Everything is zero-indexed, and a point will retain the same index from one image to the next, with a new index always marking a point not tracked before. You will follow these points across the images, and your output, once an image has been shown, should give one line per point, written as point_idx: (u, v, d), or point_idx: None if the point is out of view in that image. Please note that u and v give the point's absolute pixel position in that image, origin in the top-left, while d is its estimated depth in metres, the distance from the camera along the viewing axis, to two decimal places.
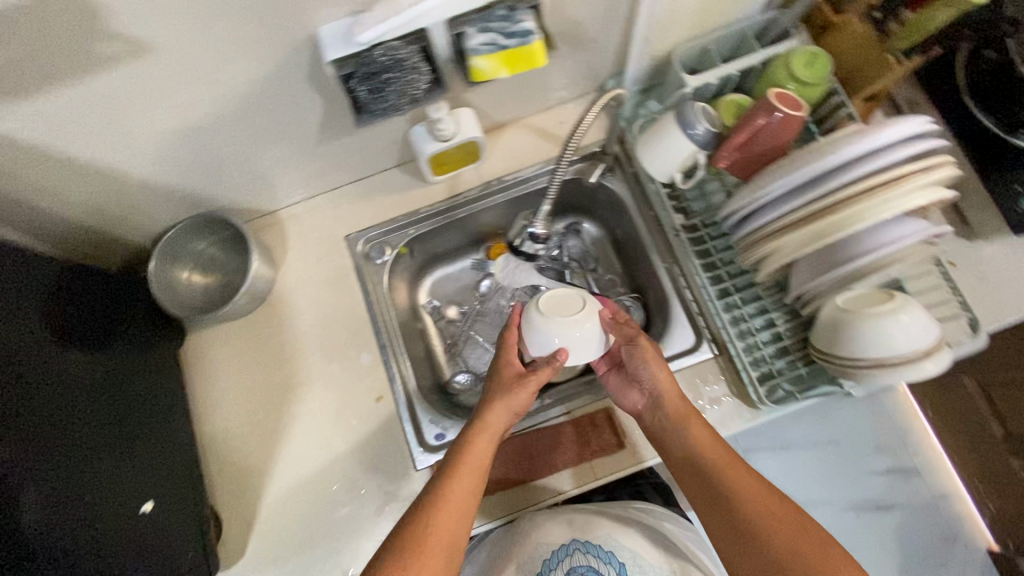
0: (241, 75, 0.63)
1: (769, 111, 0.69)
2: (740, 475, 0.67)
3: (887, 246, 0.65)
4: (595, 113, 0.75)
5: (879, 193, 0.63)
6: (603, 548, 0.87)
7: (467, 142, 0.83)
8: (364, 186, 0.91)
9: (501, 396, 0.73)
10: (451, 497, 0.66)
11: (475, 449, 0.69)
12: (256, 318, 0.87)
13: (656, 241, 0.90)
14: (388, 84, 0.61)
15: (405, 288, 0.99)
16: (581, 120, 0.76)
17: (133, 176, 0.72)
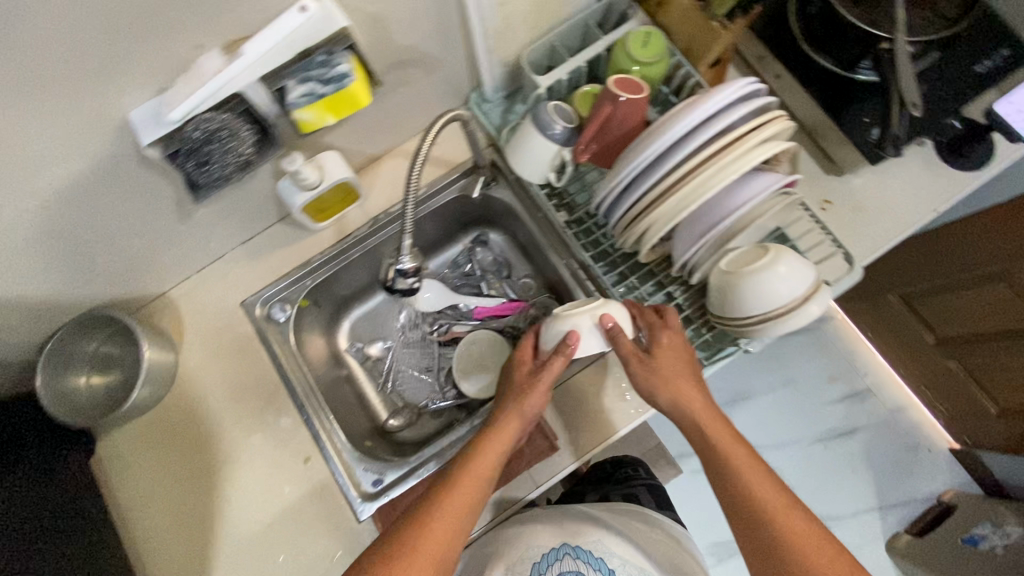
0: (66, 177, 0.60)
1: (612, 98, 0.70)
2: (757, 476, 0.67)
3: (744, 204, 0.67)
4: (429, 140, 0.66)
5: (719, 158, 0.65)
6: (591, 553, 0.87)
7: (339, 184, 0.82)
8: (251, 248, 0.89)
9: (516, 398, 0.75)
10: (443, 513, 0.67)
11: (479, 458, 0.71)
12: (166, 408, 0.84)
13: (551, 240, 0.91)
14: (213, 154, 0.60)
15: (321, 339, 0.97)
16: (416, 152, 0.66)
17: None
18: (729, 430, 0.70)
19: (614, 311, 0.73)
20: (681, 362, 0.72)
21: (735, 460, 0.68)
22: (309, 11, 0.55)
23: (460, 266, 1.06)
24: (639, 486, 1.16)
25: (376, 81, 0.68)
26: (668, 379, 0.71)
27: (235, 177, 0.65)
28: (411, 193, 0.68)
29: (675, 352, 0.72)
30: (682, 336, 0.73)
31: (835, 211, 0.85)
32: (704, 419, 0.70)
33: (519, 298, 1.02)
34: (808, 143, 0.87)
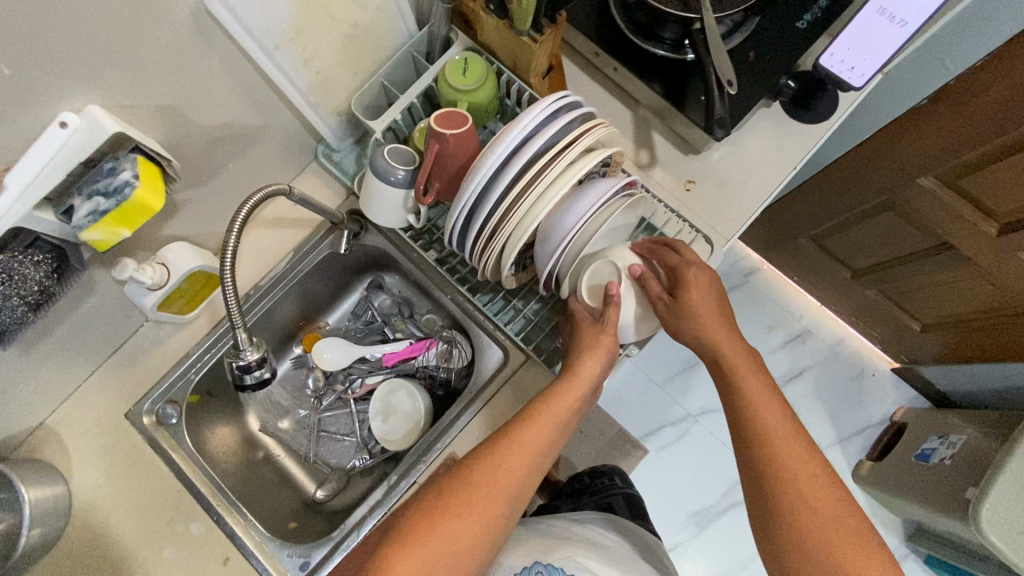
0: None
1: (437, 136, 0.68)
2: (792, 453, 0.63)
3: (585, 212, 0.66)
4: (240, 228, 0.61)
5: (548, 170, 0.64)
6: (563, 569, 0.81)
7: (194, 274, 0.79)
8: (126, 355, 0.85)
9: (586, 342, 0.68)
10: (522, 444, 0.65)
11: (565, 391, 0.67)
12: (66, 546, 0.79)
13: (433, 277, 0.89)
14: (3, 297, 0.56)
15: (226, 426, 0.94)
16: (227, 245, 0.61)
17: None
18: (771, 408, 0.65)
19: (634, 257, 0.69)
20: (715, 317, 0.69)
21: (775, 439, 0.63)
22: (72, 126, 0.52)
23: (360, 316, 1.03)
24: (616, 496, 1.15)
25: (176, 175, 0.65)
26: (705, 328, 0.68)
27: (32, 318, 0.60)
28: (233, 296, 0.63)
29: (707, 296, 0.68)
30: (711, 275, 0.70)
31: (700, 189, 0.84)
32: (750, 392, 0.66)
33: (425, 336, 0.99)
34: (661, 127, 0.87)
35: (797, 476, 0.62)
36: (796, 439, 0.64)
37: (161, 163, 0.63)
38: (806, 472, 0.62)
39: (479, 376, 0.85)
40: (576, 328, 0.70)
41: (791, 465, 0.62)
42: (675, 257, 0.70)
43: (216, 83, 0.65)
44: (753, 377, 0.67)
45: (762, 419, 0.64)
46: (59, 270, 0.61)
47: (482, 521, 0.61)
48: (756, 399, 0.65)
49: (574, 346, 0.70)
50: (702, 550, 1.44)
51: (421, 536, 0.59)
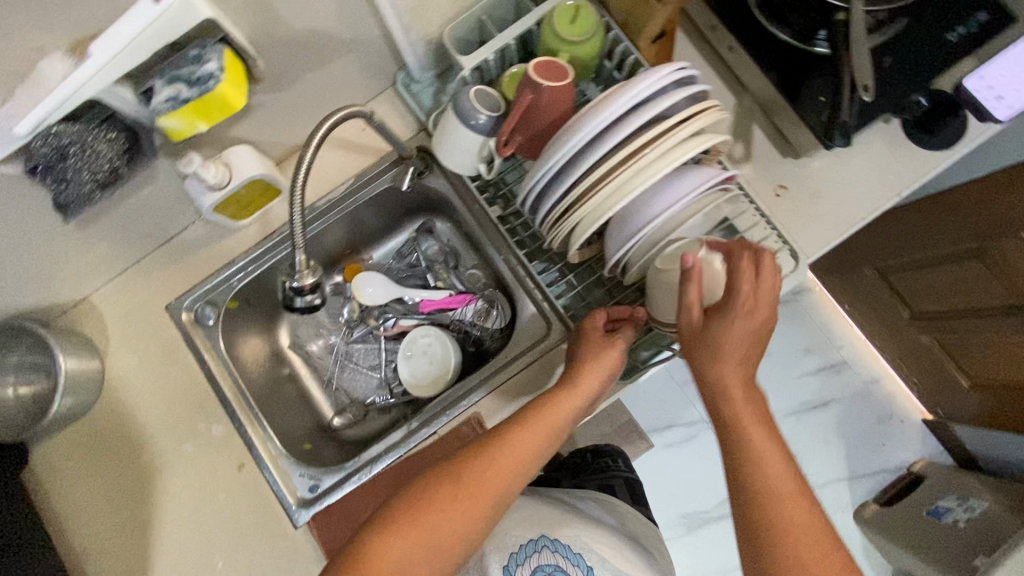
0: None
1: (533, 86, 0.63)
2: (798, 521, 0.56)
3: (677, 202, 0.62)
4: (314, 148, 0.59)
5: (652, 145, 0.60)
6: (569, 547, 0.80)
7: (255, 180, 0.77)
8: (174, 248, 0.85)
9: (598, 354, 0.67)
10: (508, 451, 0.63)
11: (560, 401, 0.66)
12: (98, 416, 0.82)
13: (490, 233, 0.85)
14: (75, 168, 0.55)
15: (258, 338, 0.95)
16: (302, 161, 0.59)
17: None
18: (778, 467, 0.57)
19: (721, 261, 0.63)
20: (741, 355, 0.59)
21: (778, 505, 0.56)
22: (164, 4, 0.47)
23: (405, 257, 1.01)
24: (617, 479, 1.13)
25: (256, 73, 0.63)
26: (717, 374, 0.59)
27: (100, 194, 0.61)
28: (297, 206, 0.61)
29: (744, 332, 0.58)
30: (772, 316, 0.59)
31: (791, 197, 0.78)
32: (754, 450, 0.58)
33: (465, 291, 0.97)
34: (764, 122, 0.80)
35: (803, 547, 0.55)
36: (801, 498, 0.57)
37: (243, 61, 0.60)
38: (809, 544, 0.55)
39: (519, 345, 0.82)
40: (582, 339, 0.69)
41: (791, 528, 0.55)
42: (749, 270, 0.59)
43: None
44: (759, 425, 0.59)
45: (774, 491, 0.57)
46: (132, 151, 0.61)
47: (460, 524, 0.59)
48: (758, 453, 0.58)
49: (578, 359, 0.68)
50: (687, 550, 1.44)
51: (405, 528, 0.57)
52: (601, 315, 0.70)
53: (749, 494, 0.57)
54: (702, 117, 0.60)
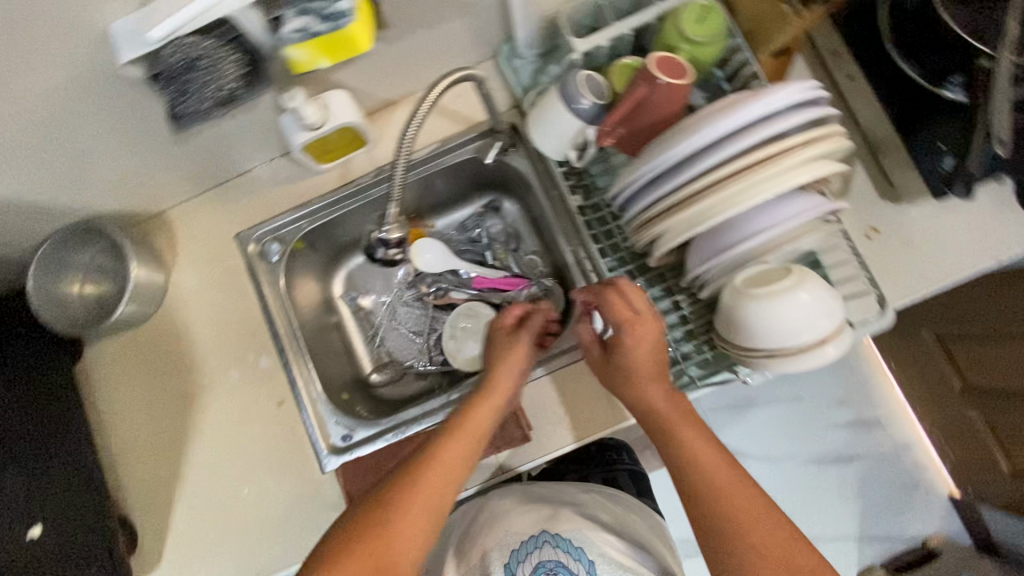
0: (36, 84, 0.56)
1: (649, 80, 0.62)
2: (742, 506, 0.57)
3: (775, 224, 0.60)
4: (430, 103, 0.64)
5: (762, 163, 0.57)
6: (569, 542, 0.77)
7: (346, 127, 0.77)
8: (253, 179, 0.86)
9: (503, 356, 0.73)
10: (441, 460, 0.61)
11: (481, 406, 0.67)
12: (153, 326, 0.84)
13: (562, 221, 0.83)
14: (194, 83, 0.55)
15: (314, 282, 0.96)
16: (417, 112, 0.65)
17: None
18: (713, 459, 0.59)
19: (805, 297, 0.62)
20: (652, 370, 0.64)
21: (722, 496, 0.57)
22: None
23: (468, 230, 1.01)
24: (622, 471, 1.09)
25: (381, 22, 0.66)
26: (636, 393, 0.64)
27: (215, 113, 0.60)
28: (402, 157, 0.70)
29: (641, 351, 0.64)
30: (654, 326, 0.64)
31: (883, 242, 0.75)
32: (688, 453, 0.60)
33: (522, 275, 0.96)
34: (869, 160, 0.77)
35: (751, 531, 0.55)
36: (743, 482, 0.58)
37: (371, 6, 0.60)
38: (757, 525, 0.56)
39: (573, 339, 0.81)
40: (495, 341, 0.77)
41: (738, 515, 0.56)
42: (617, 300, 0.64)
43: None
44: (690, 427, 0.61)
45: (716, 485, 0.58)
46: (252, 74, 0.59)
47: (399, 550, 0.56)
48: (693, 448, 0.60)
49: (493, 361, 0.73)
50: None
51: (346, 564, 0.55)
52: (512, 315, 0.79)
53: (693, 495, 0.58)
54: (824, 143, 0.57)
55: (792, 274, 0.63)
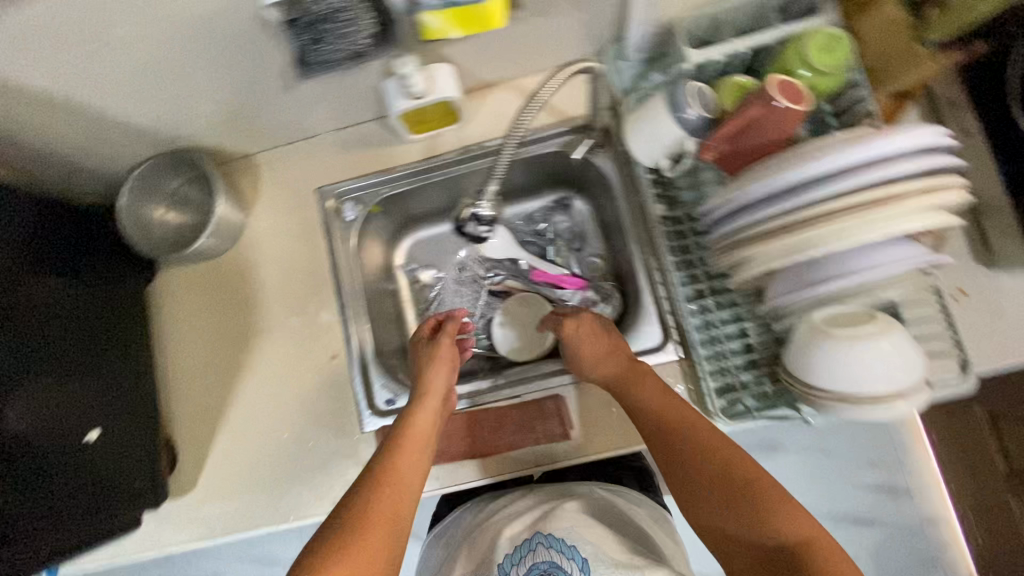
0: (176, 14, 0.59)
1: (766, 101, 0.61)
2: (679, 418, 0.64)
3: (872, 270, 0.58)
4: (557, 81, 0.70)
5: (855, 216, 0.55)
6: (563, 540, 0.69)
7: (444, 101, 0.78)
8: (343, 137, 0.88)
9: (429, 360, 0.77)
10: (393, 472, 0.63)
11: (419, 416, 0.70)
12: (225, 262, 0.87)
13: (637, 229, 0.82)
14: (328, 34, 0.63)
15: (380, 247, 0.97)
16: (539, 92, 0.70)
17: (74, 105, 0.68)
18: (655, 394, 0.68)
19: (886, 347, 0.60)
20: (602, 352, 0.74)
21: (666, 421, 0.65)
22: None
23: (535, 223, 1.01)
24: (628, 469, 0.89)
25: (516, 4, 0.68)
26: (596, 367, 0.74)
27: (344, 62, 0.68)
28: (512, 139, 0.75)
29: (591, 338, 0.75)
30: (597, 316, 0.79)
31: (970, 306, 0.72)
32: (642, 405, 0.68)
33: (582, 275, 0.96)
34: (971, 219, 0.74)
35: (694, 440, 0.62)
36: (682, 408, 0.66)
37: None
38: (698, 438, 0.62)
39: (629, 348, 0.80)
40: (416, 350, 0.80)
41: (680, 429, 0.63)
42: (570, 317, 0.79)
43: None
44: (641, 377, 0.70)
45: (663, 412, 0.66)
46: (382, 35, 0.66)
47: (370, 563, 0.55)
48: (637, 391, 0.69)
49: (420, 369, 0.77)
50: None
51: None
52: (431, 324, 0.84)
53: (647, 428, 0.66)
54: (944, 194, 0.54)
55: (877, 321, 0.62)
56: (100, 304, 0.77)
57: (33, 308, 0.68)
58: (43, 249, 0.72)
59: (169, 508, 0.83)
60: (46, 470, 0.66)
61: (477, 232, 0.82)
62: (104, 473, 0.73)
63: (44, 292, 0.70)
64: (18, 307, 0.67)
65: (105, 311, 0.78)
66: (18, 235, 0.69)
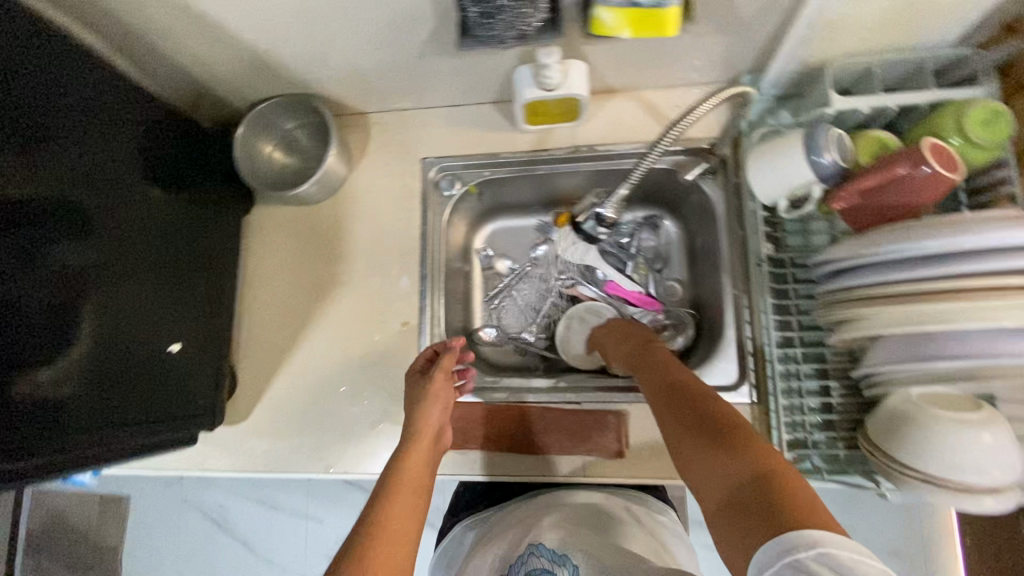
0: None
1: (915, 164, 0.60)
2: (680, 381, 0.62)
3: (973, 358, 0.57)
4: (716, 102, 0.66)
5: (924, 298, 0.57)
6: (557, 550, 0.65)
7: (570, 99, 0.78)
8: (457, 113, 0.90)
9: (422, 397, 0.73)
10: (393, 516, 0.57)
11: (411, 458, 0.66)
12: (321, 210, 0.90)
13: (733, 264, 0.81)
14: (500, 12, 0.64)
15: (464, 227, 0.98)
16: (695, 109, 0.67)
17: (228, 34, 0.71)
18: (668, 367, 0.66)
19: (987, 440, 0.57)
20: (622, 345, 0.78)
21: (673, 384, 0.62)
22: None
23: (620, 233, 0.97)
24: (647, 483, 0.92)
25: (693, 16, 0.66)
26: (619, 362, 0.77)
27: (508, 43, 0.69)
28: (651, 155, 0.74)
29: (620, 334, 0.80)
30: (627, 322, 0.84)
31: None
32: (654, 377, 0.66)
33: (657, 297, 0.95)
34: None
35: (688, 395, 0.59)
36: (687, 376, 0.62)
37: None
38: (691, 395, 0.58)
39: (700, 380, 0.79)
40: (411, 387, 0.76)
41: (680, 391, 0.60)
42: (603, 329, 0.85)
43: None
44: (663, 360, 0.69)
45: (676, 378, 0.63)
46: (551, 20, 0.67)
47: None
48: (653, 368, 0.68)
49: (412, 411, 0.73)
50: None
51: None
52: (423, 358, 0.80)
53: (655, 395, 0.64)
54: None
55: (982, 411, 0.59)
56: (189, 221, 0.78)
57: (126, 211, 0.69)
58: (151, 158, 0.73)
59: (221, 433, 0.85)
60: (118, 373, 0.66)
61: (595, 231, 0.94)
62: (169, 386, 0.73)
63: (140, 198, 0.71)
64: (113, 206, 0.67)
65: (192, 229, 0.79)
66: (131, 140, 0.70)
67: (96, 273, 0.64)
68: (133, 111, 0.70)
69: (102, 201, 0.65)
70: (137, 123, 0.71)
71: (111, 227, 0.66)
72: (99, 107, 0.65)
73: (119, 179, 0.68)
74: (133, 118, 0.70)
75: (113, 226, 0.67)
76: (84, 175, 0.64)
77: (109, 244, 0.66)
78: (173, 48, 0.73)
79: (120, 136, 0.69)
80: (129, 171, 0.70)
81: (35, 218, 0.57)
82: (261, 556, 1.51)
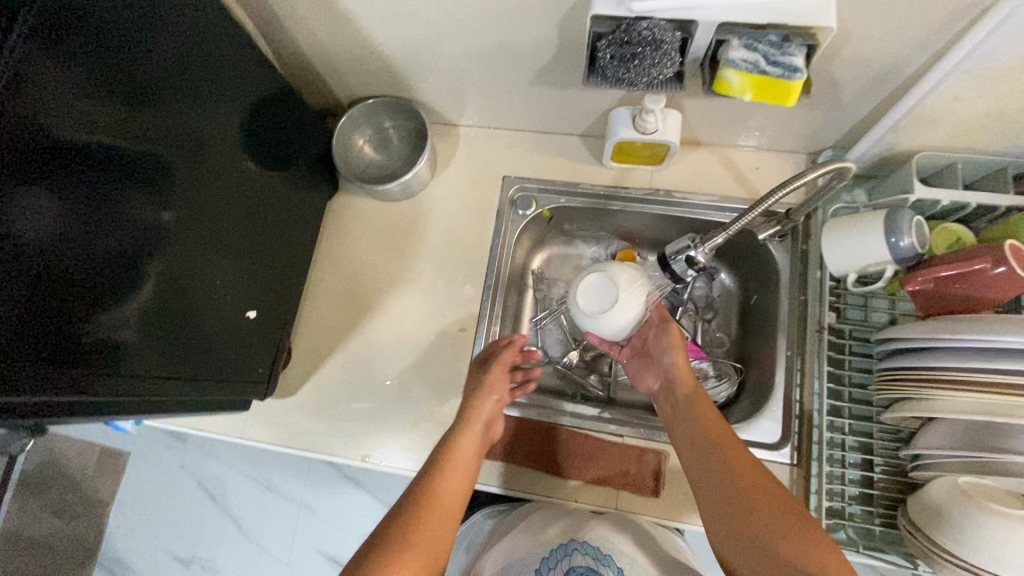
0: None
1: (996, 261, 0.62)
2: (723, 433, 0.67)
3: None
4: (818, 171, 0.66)
5: (972, 391, 0.60)
6: (600, 549, 0.73)
7: (659, 145, 0.82)
8: (544, 141, 0.94)
9: (478, 388, 0.77)
10: (436, 500, 0.66)
11: (463, 442, 0.72)
12: (400, 207, 0.94)
13: (789, 326, 0.83)
14: (635, 59, 0.61)
15: (527, 247, 1.01)
16: (800, 175, 0.66)
17: (359, 32, 0.77)
18: (706, 414, 0.70)
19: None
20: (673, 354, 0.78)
21: (715, 436, 0.66)
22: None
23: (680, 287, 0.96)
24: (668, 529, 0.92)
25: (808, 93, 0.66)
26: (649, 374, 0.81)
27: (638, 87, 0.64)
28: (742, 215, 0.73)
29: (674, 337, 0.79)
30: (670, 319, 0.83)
31: None
32: (692, 416, 0.70)
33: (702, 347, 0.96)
34: None
35: (734, 456, 0.64)
36: (726, 431, 0.67)
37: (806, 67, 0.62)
38: (735, 458, 0.64)
39: (743, 434, 0.79)
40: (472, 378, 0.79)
41: (722, 446, 0.65)
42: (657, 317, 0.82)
43: (895, 48, 0.62)
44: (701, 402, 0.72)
45: (715, 430, 0.67)
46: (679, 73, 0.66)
47: None
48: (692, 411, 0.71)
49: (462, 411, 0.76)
50: None
51: None
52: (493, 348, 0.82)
53: (692, 437, 0.68)
54: None
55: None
56: (261, 190, 0.77)
57: (211, 170, 0.67)
58: (247, 124, 0.73)
59: (267, 404, 0.87)
60: (169, 332, 0.63)
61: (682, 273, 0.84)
62: (214, 354, 0.72)
63: (226, 160, 0.70)
64: (199, 162, 0.65)
65: (263, 199, 0.78)
66: (233, 102, 0.70)
67: (171, 226, 0.62)
68: (240, 72, 0.70)
69: (189, 153, 0.63)
70: (233, 89, 0.69)
71: (195, 183, 0.65)
72: (203, 62, 0.63)
73: (213, 138, 0.67)
74: (237, 79, 0.69)
75: (197, 182, 0.65)
76: (180, 129, 0.61)
77: (190, 200, 0.64)
78: (305, 36, 0.79)
79: (224, 94, 0.68)
80: (224, 130, 0.69)
81: (131, 169, 0.56)
82: (247, 536, 1.50)
